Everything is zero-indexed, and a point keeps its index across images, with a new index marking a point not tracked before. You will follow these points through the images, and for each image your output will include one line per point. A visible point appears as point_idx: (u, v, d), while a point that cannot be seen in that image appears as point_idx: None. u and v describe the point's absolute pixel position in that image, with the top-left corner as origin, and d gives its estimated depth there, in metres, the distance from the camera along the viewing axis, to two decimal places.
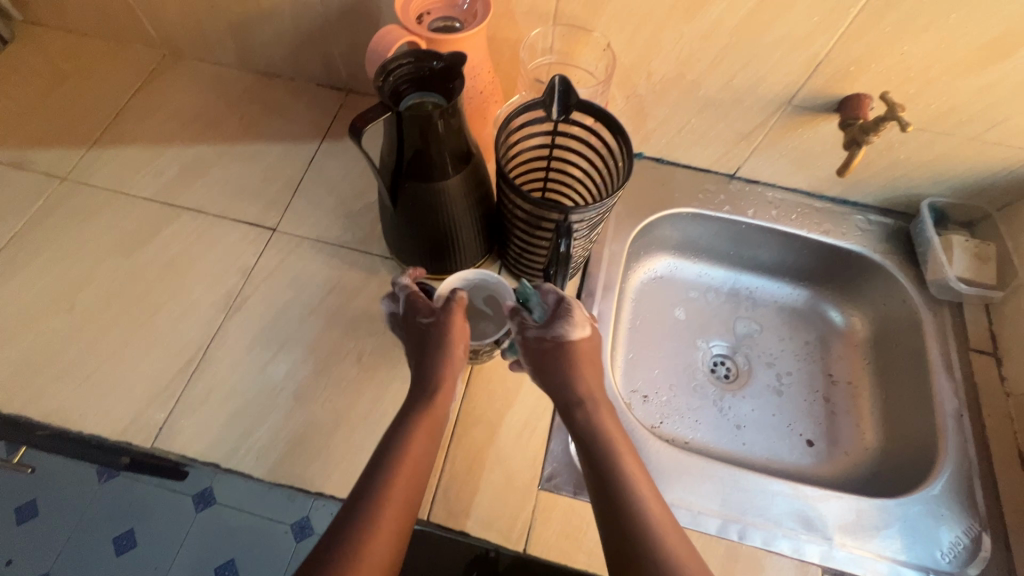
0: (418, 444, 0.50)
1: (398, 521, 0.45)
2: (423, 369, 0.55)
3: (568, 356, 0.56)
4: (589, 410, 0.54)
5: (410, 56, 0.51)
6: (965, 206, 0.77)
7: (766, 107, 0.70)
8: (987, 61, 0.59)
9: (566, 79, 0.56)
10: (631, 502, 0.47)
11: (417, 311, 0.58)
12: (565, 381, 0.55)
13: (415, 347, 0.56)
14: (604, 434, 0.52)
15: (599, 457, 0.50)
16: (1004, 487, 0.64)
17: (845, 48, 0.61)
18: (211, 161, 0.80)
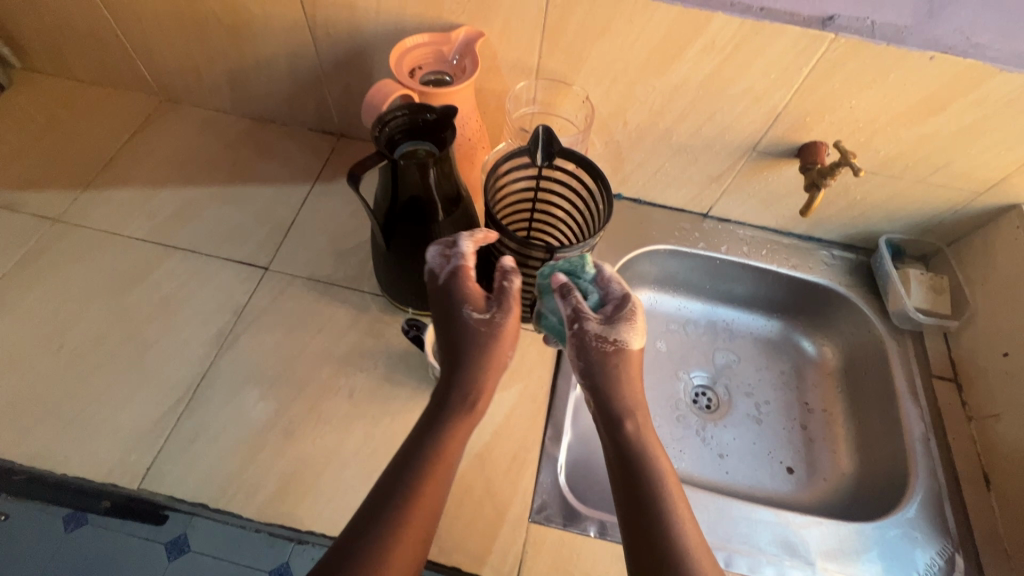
0: (434, 464, 0.49)
1: (415, 544, 0.46)
2: (468, 366, 0.53)
3: (620, 367, 0.54)
4: (635, 426, 0.52)
5: (404, 109, 0.54)
6: (918, 242, 0.83)
7: (734, 152, 0.76)
8: (926, 113, 0.65)
9: (548, 129, 0.60)
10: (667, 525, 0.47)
11: (468, 297, 0.54)
12: (610, 391, 0.53)
13: (457, 336, 0.54)
14: (647, 451, 0.51)
15: (639, 475, 0.49)
16: (973, 509, 0.66)
17: (800, 100, 0.67)
18: (205, 203, 0.82)
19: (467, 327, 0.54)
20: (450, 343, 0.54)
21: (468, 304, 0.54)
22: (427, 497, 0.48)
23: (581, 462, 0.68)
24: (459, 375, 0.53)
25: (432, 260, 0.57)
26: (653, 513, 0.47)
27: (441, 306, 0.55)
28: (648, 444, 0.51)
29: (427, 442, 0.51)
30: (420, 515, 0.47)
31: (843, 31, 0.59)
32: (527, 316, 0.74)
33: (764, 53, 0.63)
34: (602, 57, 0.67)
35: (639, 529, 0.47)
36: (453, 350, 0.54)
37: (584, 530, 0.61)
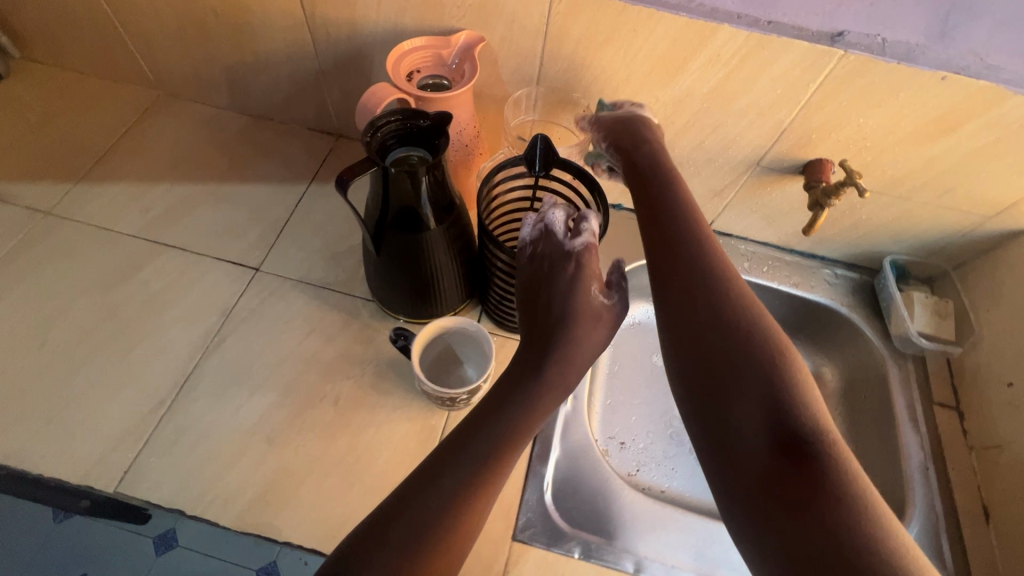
0: (513, 439, 0.44)
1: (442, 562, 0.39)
2: (579, 342, 0.49)
3: (646, 136, 0.60)
4: (669, 190, 0.52)
5: (397, 114, 0.53)
6: (924, 263, 0.82)
7: (737, 167, 0.74)
8: (936, 135, 0.63)
9: (545, 137, 0.59)
10: (677, 211, 0.50)
11: (595, 277, 0.52)
12: (633, 125, 0.61)
13: (577, 311, 0.50)
14: (661, 165, 0.56)
15: (676, 231, 0.48)
16: (971, 543, 0.65)
17: (806, 117, 0.65)
18: (199, 200, 0.81)
19: (594, 299, 0.51)
20: (570, 306, 0.50)
21: (598, 284, 0.52)
22: (476, 511, 0.41)
23: (566, 484, 0.64)
24: (569, 337, 0.49)
25: (560, 228, 0.55)
26: (688, 260, 0.45)
27: (564, 272, 0.52)
28: (664, 160, 0.57)
29: (488, 435, 0.43)
30: (458, 532, 0.40)
31: (853, 49, 0.57)
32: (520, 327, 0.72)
33: (771, 66, 0.61)
34: (604, 66, 0.66)
35: (674, 276, 0.45)
36: (571, 308, 0.50)
37: (568, 551, 0.60)
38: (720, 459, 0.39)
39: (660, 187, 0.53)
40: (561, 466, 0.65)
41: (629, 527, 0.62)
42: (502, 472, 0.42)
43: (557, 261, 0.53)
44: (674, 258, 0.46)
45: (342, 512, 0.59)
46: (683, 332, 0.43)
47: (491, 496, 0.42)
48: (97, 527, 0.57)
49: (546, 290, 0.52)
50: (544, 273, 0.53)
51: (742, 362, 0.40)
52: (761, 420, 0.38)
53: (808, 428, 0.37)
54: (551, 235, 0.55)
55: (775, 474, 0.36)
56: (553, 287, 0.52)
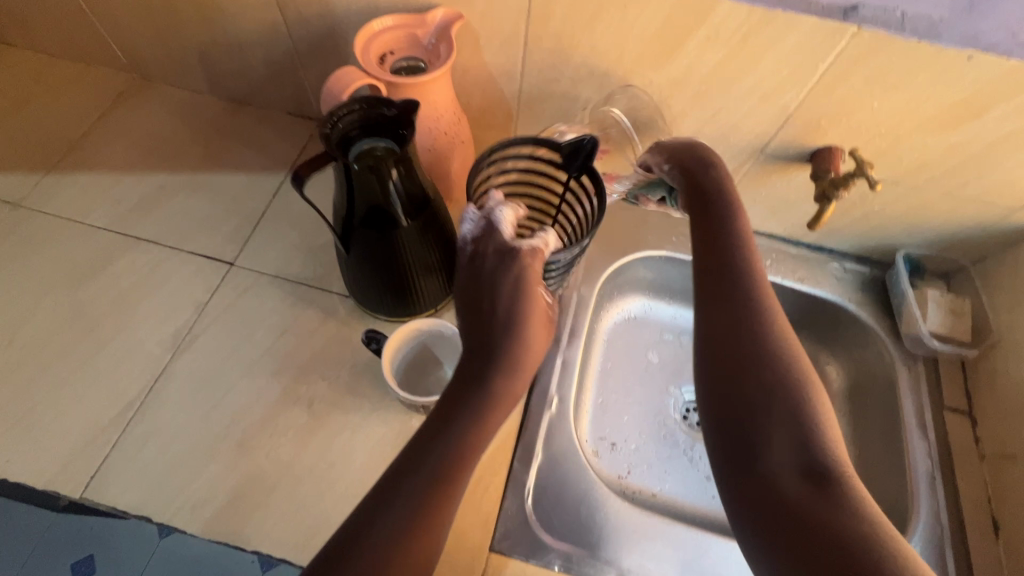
0: (460, 461, 0.41)
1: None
2: (516, 342, 0.47)
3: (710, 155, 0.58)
4: (730, 222, 0.53)
5: (359, 103, 0.49)
6: (940, 257, 0.76)
7: (739, 155, 0.69)
8: (958, 120, 0.57)
9: (598, 142, 0.52)
10: (732, 242, 0.51)
11: (537, 279, 0.50)
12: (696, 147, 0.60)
13: (515, 312, 0.47)
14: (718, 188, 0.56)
15: (731, 268, 0.49)
16: (976, 558, 0.61)
17: (814, 101, 0.60)
18: (172, 190, 0.77)
19: (540, 301, 0.49)
20: (514, 307, 0.48)
21: (543, 287, 0.50)
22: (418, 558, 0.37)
23: (549, 492, 0.61)
24: (516, 340, 0.46)
25: (507, 227, 0.52)
26: (739, 295, 0.47)
27: (506, 271, 0.49)
28: (724, 181, 0.56)
29: (428, 473, 0.39)
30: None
31: (867, 25, 0.51)
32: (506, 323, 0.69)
33: (775, 45, 0.55)
34: (593, 45, 0.60)
35: (722, 307, 0.47)
36: (518, 313, 0.47)
37: (548, 563, 0.57)
38: (739, 477, 0.41)
39: (717, 220, 0.53)
40: (543, 473, 0.62)
41: (613, 538, 0.59)
42: (449, 510, 0.39)
43: (500, 263, 0.50)
44: (729, 291, 0.48)
45: (313, 521, 0.57)
46: (723, 360, 0.45)
47: (439, 535, 0.38)
48: (75, 529, 0.56)
49: (488, 289, 0.49)
50: (485, 273, 0.50)
51: (779, 394, 0.42)
52: (788, 449, 0.40)
53: (834, 464, 0.39)
54: (496, 232, 0.51)
55: (792, 492, 0.38)
56: (497, 291, 0.48)
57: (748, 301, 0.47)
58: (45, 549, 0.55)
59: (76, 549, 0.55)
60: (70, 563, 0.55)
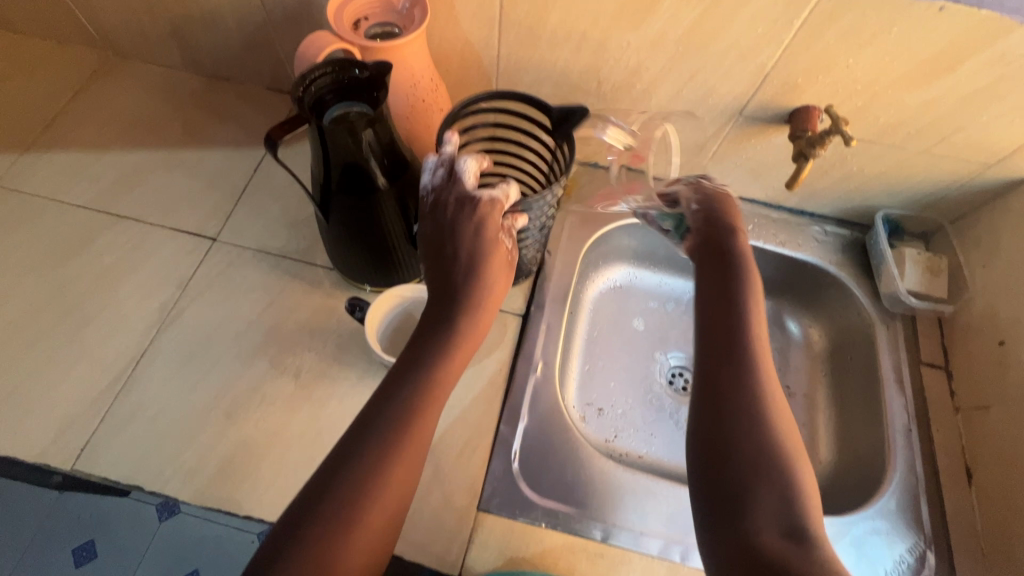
0: (427, 402, 0.45)
1: (370, 556, 0.39)
2: (472, 286, 0.50)
3: (725, 210, 0.61)
4: (738, 268, 0.54)
5: (331, 65, 0.48)
6: (918, 218, 0.77)
7: (718, 118, 0.69)
8: (932, 75, 0.58)
9: (587, 114, 0.54)
10: (740, 292, 0.52)
11: (496, 231, 0.51)
12: (717, 199, 0.62)
13: (473, 261, 0.50)
14: (733, 239, 0.58)
15: (732, 313, 0.50)
16: (950, 505, 0.63)
17: (790, 60, 0.60)
18: (152, 168, 0.77)
19: (497, 250, 0.51)
20: (474, 255, 0.50)
21: (504, 235, 0.52)
22: (392, 492, 0.41)
23: (534, 452, 0.63)
24: (473, 281, 0.50)
25: (470, 177, 0.52)
26: (738, 341, 0.48)
27: (468, 220, 0.51)
28: (738, 236, 0.58)
29: (393, 417, 0.43)
30: (376, 516, 0.40)
31: None
32: None
33: (749, 3, 0.55)
34: (569, 7, 0.60)
35: (720, 351, 0.47)
36: (477, 258, 0.50)
37: (534, 521, 0.58)
38: (722, 529, 0.40)
39: (727, 269, 0.54)
40: (529, 434, 0.63)
41: (598, 494, 0.61)
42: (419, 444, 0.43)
43: (460, 212, 0.51)
44: (727, 335, 0.48)
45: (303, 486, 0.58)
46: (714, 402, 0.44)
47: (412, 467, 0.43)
48: (72, 506, 0.57)
49: (449, 237, 0.51)
50: (448, 221, 0.51)
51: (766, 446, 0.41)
52: (771, 503, 0.39)
53: (814, 527, 0.38)
54: (458, 182, 0.52)
55: (770, 551, 0.37)
56: (458, 238, 0.50)
57: (749, 352, 0.47)
58: (46, 532, 0.56)
59: (77, 533, 0.56)
60: (72, 547, 0.55)
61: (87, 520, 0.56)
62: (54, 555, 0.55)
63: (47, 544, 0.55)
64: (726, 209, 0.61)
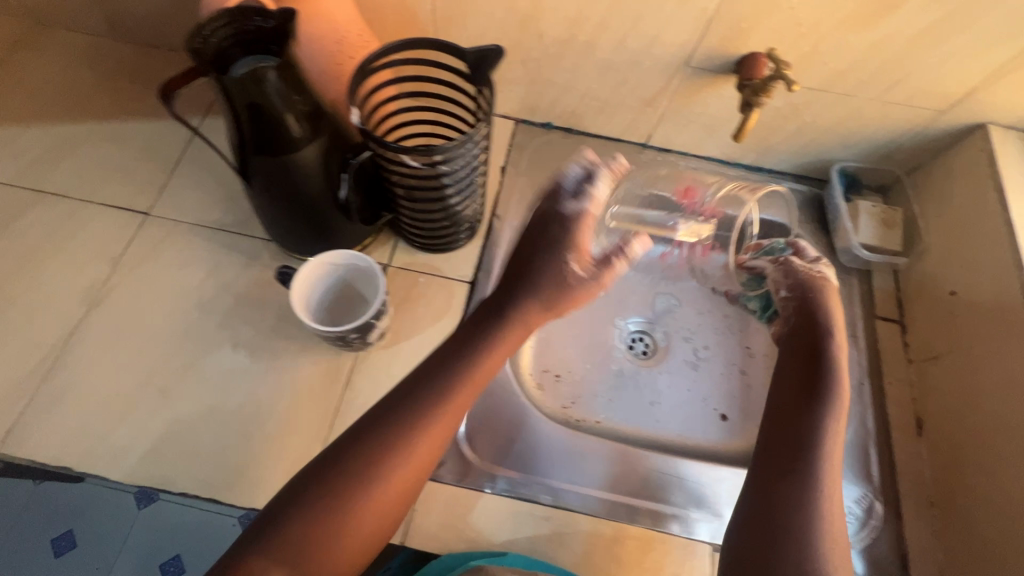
0: (462, 384, 0.51)
1: (397, 496, 0.47)
2: (528, 295, 0.57)
3: (818, 299, 0.62)
4: (826, 372, 0.56)
5: (226, 15, 0.44)
6: (876, 170, 0.75)
7: (665, 70, 0.67)
8: (875, 15, 0.55)
9: (503, 54, 0.53)
10: (822, 401, 0.54)
11: (575, 248, 0.59)
12: (814, 291, 0.63)
13: (539, 270, 0.58)
14: (827, 339, 0.59)
15: (807, 423, 0.53)
16: (900, 456, 0.63)
17: (731, 5, 0.57)
18: (78, 142, 0.73)
19: (568, 272, 0.58)
20: (541, 265, 0.58)
21: (576, 258, 0.59)
22: (416, 451, 0.48)
23: (479, 419, 0.61)
24: (530, 291, 0.57)
25: (571, 186, 0.61)
26: (805, 447, 0.51)
27: (553, 228, 0.59)
28: (833, 337, 0.59)
29: (439, 386, 0.50)
30: (408, 462, 0.47)
31: None
32: (433, 245, 0.69)
33: None
34: None
35: (783, 454, 0.52)
36: (542, 270, 0.58)
37: (479, 487, 0.58)
38: None
39: (813, 373, 0.56)
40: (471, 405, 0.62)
41: (545, 458, 0.61)
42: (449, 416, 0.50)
43: (551, 219, 0.60)
44: (795, 443, 0.52)
45: (240, 462, 0.57)
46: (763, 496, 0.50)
47: (439, 436, 0.49)
48: (37, 495, 0.55)
49: (529, 240, 0.60)
50: (534, 225, 0.61)
51: (806, 547, 0.46)
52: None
53: None
54: (559, 191, 0.61)
55: None
56: (541, 245, 0.59)
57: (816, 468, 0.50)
58: (24, 522, 0.54)
59: (57, 523, 0.54)
60: (52, 538, 0.54)
61: (44, 517, 0.54)
62: (33, 545, 0.54)
63: (26, 535, 0.54)
64: (822, 303, 0.62)
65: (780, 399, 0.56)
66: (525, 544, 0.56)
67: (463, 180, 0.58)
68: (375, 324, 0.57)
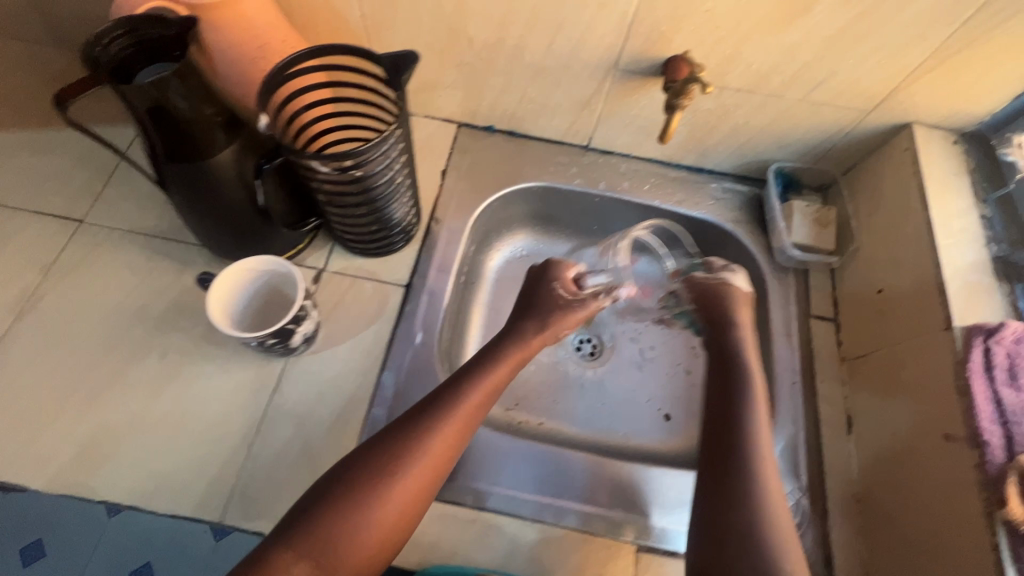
0: (479, 389, 0.56)
1: (419, 488, 0.50)
2: (532, 316, 0.64)
3: (727, 303, 0.64)
4: (739, 375, 0.57)
5: (123, 25, 0.44)
6: (813, 170, 0.76)
7: (596, 73, 0.67)
8: (790, 17, 0.56)
9: (417, 59, 0.53)
10: (744, 405, 0.54)
11: (560, 277, 0.68)
12: (723, 297, 0.64)
13: (540, 297, 0.66)
14: (740, 345, 0.60)
15: (738, 427, 0.53)
16: (830, 455, 0.62)
17: (650, 7, 0.58)
18: (15, 150, 0.73)
19: (554, 295, 0.66)
20: (538, 294, 0.66)
21: (564, 286, 0.67)
22: (439, 447, 0.52)
23: None
24: (529, 315, 0.65)
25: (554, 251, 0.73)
26: (740, 449, 0.51)
27: (543, 268, 0.69)
28: (746, 344, 0.60)
29: (452, 396, 0.54)
30: (425, 463, 0.51)
31: None
32: (365, 249, 0.68)
33: None
34: None
35: (725, 457, 0.51)
36: (536, 298, 0.66)
37: None
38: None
39: (731, 380, 0.57)
40: (393, 408, 0.61)
41: (473, 461, 0.60)
42: (470, 419, 0.54)
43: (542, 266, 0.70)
44: (723, 446, 0.52)
45: (165, 468, 0.57)
46: (719, 500, 0.48)
47: (462, 436, 0.54)
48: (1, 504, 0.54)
49: (530, 282, 0.69)
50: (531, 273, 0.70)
51: (760, 530, 0.46)
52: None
53: None
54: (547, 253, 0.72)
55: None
56: (540, 281, 0.68)
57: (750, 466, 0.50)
58: None
59: (24, 533, 0.53)
60: (18, 548, 0.53)
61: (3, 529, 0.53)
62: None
63: None
64: (733, 308, 0.63)
65: (709, 407, 0.56)
66: (447, 546, 0.56)
67: (384, 183, 0.58)
68: (296, 330, 0.57)
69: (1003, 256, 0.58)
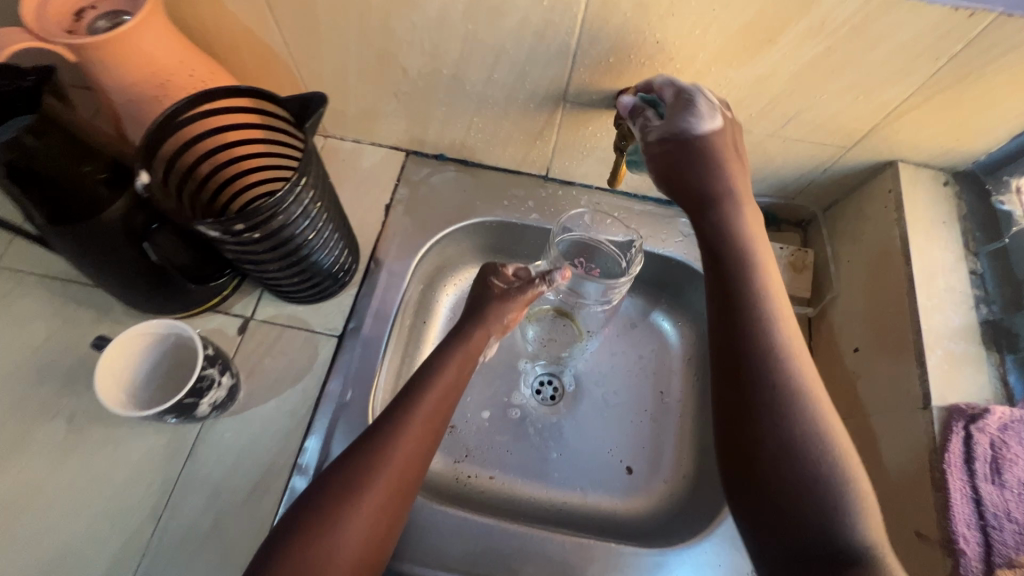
0: (434, 390, 0.53)
1: (394, 495, 0.47)
2: (473, 313, 0.61)
3: (713, 158, 0.52)
4: (747, 289, 0.48)
5: None
6: (790, 206, 0.68)
7: (544, 104, 0.60)
8: (751, 49, 0.49)
9: (328, 101, 0.48)
10: (754, 318, 0.47)
11: (495, 269, 0.64)
12: (708, 157, 0.51)
13: (478, 297, 0.63)
14: (737, 234, 0.51)
15: (749, 346, 0.46)
16: None
17: (594, 37, 0.51)
18: None
19: (490, 285, 0.63)
20: (473, 297, 0.64)
21: (499, 277, 0.64)
22: (411, 447, 0.49)
23: None
24: (471, 316, 0.61)
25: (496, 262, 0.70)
26: (758, 370, 0.45)
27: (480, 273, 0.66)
28: (742, 227, 0.51)
29: (412, 400, 0.52)
30: (396, 468, 0.48)
31: None
32: (294, 297, 0.63)
33: None
34: None
35: (743, 383, 0.45)
36: (473, 301, 0.63)
37: None
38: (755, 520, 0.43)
39: (735, 280, 0.49)
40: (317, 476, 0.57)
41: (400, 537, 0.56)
42: (433, 420, 0.51)
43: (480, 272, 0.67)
44: (738, 366, 0.46)
45: (65, 546, 0.53)
46: (750, 440, 0.44)
47: (429, 437, 0.51)
48: None
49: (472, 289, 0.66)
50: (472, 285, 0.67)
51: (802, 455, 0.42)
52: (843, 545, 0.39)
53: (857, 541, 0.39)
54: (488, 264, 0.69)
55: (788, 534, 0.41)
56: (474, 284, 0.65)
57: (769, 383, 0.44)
58: None
59: None
60: None
61: None
62: None
63: None
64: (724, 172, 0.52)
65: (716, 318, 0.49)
66: None
67: (299, 235, 0.52)
68: (200, 402, 0.52)
69: (992, 319, 0.52)
